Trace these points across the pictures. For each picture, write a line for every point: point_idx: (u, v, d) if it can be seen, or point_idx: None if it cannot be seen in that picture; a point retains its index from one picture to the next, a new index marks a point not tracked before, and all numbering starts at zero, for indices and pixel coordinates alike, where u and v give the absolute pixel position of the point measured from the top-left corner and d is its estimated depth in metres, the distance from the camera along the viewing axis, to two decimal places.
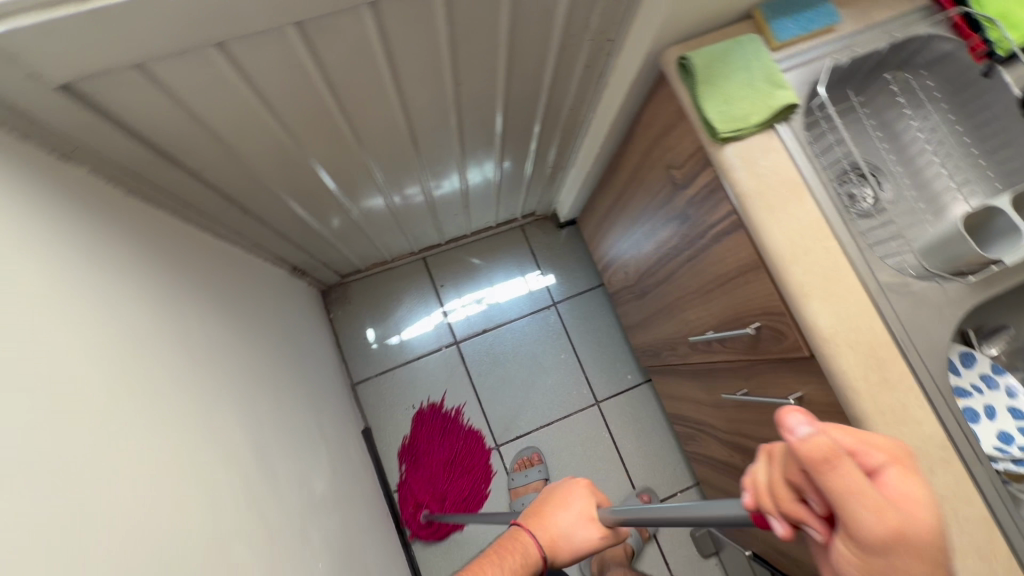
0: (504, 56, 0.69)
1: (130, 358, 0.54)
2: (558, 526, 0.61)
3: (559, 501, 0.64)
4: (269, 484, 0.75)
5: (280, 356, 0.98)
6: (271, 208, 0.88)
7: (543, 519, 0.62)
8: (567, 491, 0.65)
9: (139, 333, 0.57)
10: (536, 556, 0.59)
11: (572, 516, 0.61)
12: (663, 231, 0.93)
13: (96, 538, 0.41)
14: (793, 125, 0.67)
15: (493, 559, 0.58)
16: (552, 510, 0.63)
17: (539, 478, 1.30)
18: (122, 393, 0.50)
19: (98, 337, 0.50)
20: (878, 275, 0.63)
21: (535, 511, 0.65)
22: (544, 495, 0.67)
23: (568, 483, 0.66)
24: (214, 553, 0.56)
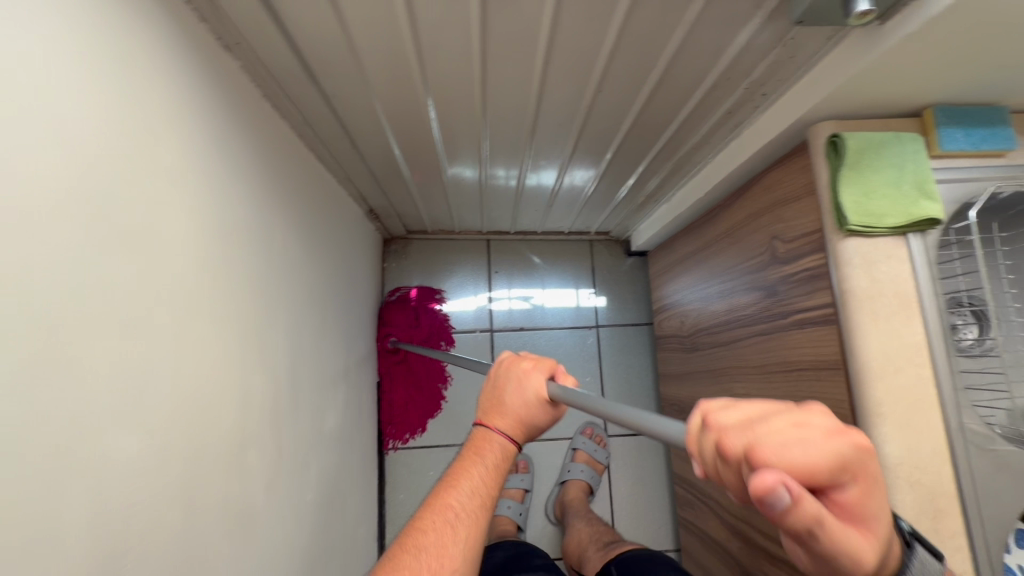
0: (655, 76, 0.67)
1: (209, 255, 0.55)
2: (519, 415, 0.61)
3: (509, 390, 0.62)
4: (292, 405, 0.77)
5: (334, 289, 1.00)
6: (376, 149, 0.90)
7: (503, 414, 0.62)
8: (512, 377, 0.62)
9: (227, 230, 0.58)
10: (509, 447, 0.61)
11: (525, 403, 0.61)
12: (741, 294, 0.90)
13: (128, 422, 0.41)
14: (926, 241, 0.63)
15: (469, 463, 0.60)
16: (506, 401, 0.62)
17: (519, 486, 1.34)
18: (191, 287, 0.51)
19: (192, 225, 0.51)
20: (965, 422, 0.59)
21: (494, 402, 0.64)
22: (494, 382, 0.65)
23: (513, 367, 0.63)
24: (232, 454, 0.58)
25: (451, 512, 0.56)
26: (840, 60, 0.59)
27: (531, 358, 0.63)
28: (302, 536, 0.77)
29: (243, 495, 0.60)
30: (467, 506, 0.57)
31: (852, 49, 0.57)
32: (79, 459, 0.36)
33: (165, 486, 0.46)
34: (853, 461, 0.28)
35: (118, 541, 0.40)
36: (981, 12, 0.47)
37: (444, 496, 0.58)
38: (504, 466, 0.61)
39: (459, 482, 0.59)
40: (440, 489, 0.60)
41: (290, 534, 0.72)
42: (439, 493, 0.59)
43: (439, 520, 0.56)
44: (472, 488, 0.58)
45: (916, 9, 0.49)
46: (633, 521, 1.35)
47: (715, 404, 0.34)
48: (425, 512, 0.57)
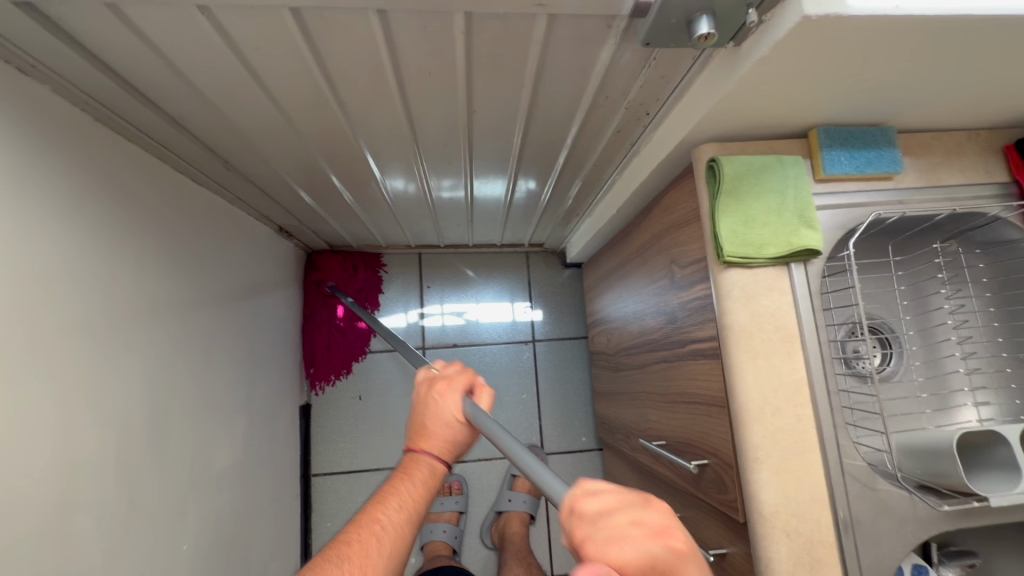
0: (526, 97, 0.62)
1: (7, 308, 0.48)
2: (443, 435, 0.59)
3: (432, 410, 0.60)
4: (156, 452, 0.71)
5: (229, 316, 0.94)
6: (260, 170, 0.84)
7: (428, 435, 0.60)
8: (433, 395, 0.61)
9: (38, 275, 0.52)
10: (438, 468, 0.59)
11: (447, 422, 0.59)
12: (650, 316, 0.86)
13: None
14: (809, 271, 0.59)
15: (396, 484, 0.56)
16: (428, 420, 0.60)
17: (453, 508, 1.29)
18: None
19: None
20: (845, 463, 0.56)
21: (418, 424, 0.61)
22: (416, 406, 0.63)
23: (430, 389, 0.62)
24: (48, 522, 0.52)
25: (374, 531, 0.51)
26: (709, 81, 0.55)
27: (447, 377, 0.62)
28: None
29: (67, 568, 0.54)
30: (393, 524, 0.53)
31: (717, 70, 0.53)
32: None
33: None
34: (666, 565, 0.28)
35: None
36: (829, 35, 0.43)
37: (370, 514, 0.53)
38: (432, 487, 0.57)
39: (387, 500, 0.55)
40: (365, 509, 0.55)
41: None
42: (364, 513, 0.54)
43: (363, 540, 0.50)
44: (400, 505, 0.55)
45: (763, 32, 0.45)
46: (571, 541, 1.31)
47: (586, 488, 0.34)
48: (346, 533, 0.52)
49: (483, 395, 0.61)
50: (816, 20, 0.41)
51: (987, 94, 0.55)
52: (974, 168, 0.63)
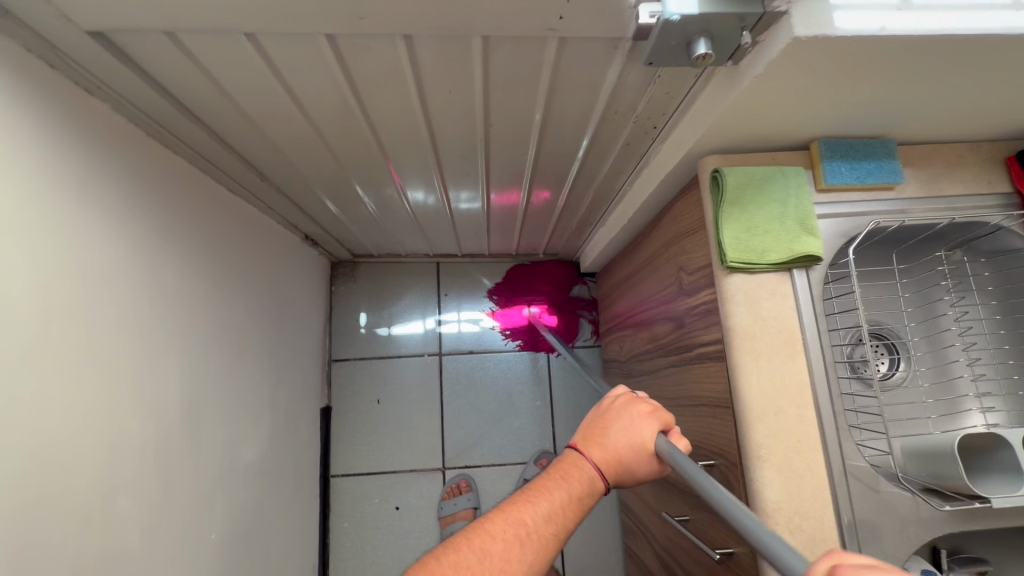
0: (541, 113, 0.67)
1: (65, 300, 0.53)
2: (620, 458, 0.53)
3: (617, 425, 0.55)
4: (189, 442, 0.75)
5: (259, 319, 0.99)
6: (291, 182, 0.89)
7: (604, 449, 0.54)
8: (626, 413, 0.57)
9: (94, 271, 0.58)
10: (598, 486, 0.52)
11: (633, 448, 0.53)
12: (661, 323, 0.89)
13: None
14: (810, 276, 0.62)
15: (553, 482, 0.51)
16: (612, 434, 0.55)
17: (467, 506, 1.28)
18: (29, 338, 0.49)
19: (36, 273, 0.50)
20: (847, 464, 0.57)
21: (595, 433, 0.56)
22: (600, 416, 0.58)
23: (628, 409, 0.57)
24: (95, 503, 0.57)
25: (524, 526, 0.47)
26: (711, 97, 0.58)
27: (648, 404, 0.57)
28: None
29: (108, 545, 0.58)
30: (542, 531, 0.47)
31: (718, 88, 0.56)
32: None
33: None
34: None
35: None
36: (818, 54, 0.46)
37: (522, 506, 0.48)
38: (589, 503, 0.51)
39: (542, 496, 0.49)
40: (516, 498, 0.50)
41: None
42: (514, 502, 0.49)
43: (505, 532, 0.46)
44: (552, 510, 0.48)
45: (758, 52, 0.48)
46: (584, 549, 1.32)
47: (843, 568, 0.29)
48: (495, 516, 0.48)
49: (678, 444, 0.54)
50: (806, 41, 0.44)
51: (982, 108, 0.58)
52: (974, 180, 0.65)
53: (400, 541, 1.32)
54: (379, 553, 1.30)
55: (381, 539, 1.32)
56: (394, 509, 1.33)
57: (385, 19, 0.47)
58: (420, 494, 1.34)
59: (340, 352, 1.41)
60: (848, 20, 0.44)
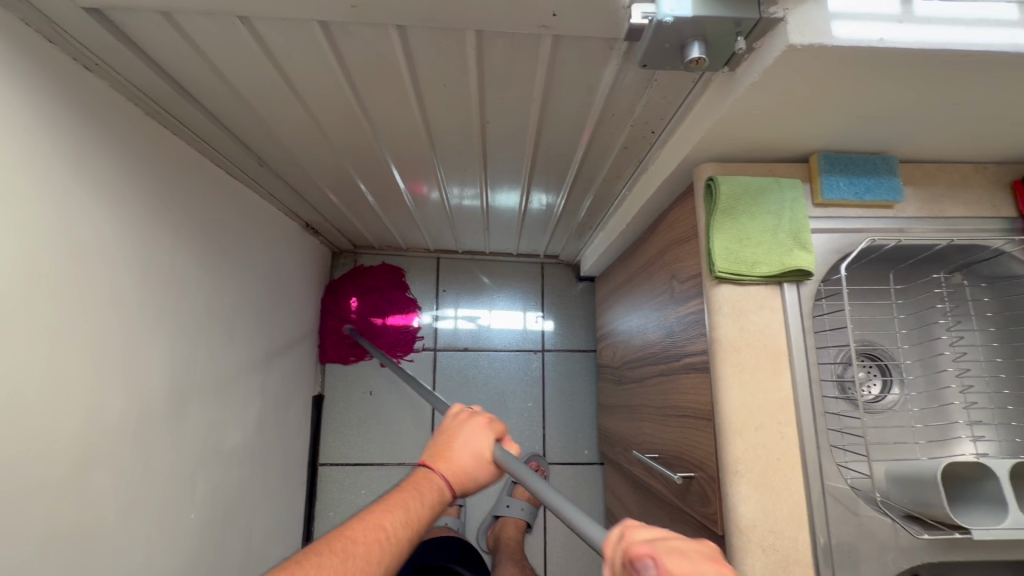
0: (537, 112, 0.66)
1: (50, 272, 0.54)
2: (465, 464, 0.59)
3: (461, 438, 0.61)
4: (173, 422, 0.76)
5: (254, 304, 1.00)
6: (290, 170, 0.90)
7: (449, 458, 0.59)
8: (467, 428, 0.63)
9: (81, 245, 0.58)
10: (446, 493, 0.57)
11: (475, 453, 0.60)
12: (652, 330, 0.88)
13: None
14: (802, 291, 0.60)
15: (404, 493, 0.54)
16: (456, 448, 0.60)
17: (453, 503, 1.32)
18: (9, 307, 0.49)
19: (22, 244, 0.50)
20: (829, 486, 0.56)
21: (441, 448, 0.61)
22: (443, 433, 0.64)
23: (467, 421, 0.64)
24: (70, 478, 0.57)
25: (378, 536, 0.48)
26: (708, 103, 0.57)
27: (484, 416, 0.65)
28: (176, 557, 0.76)
29: (81, 518, 0.59)
30: (397, 538, 0.49)
31: (715, 94, 0.55)
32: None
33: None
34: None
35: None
36: (816, 63, 0.45)
37: (377, 517, 0.50)
38: (437, 511, 0.55)
39: (396, 507, 0.52)
40: (371, 509, 0.52)
41: (150, 556, 0.70)
42: (371, 513, 0.51)
43: (364, 541, 0.47)
44: (407, 517, 0.51)
45: (754, 58, 0.48)
46: (567, 554, 1.31)
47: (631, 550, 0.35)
48: (351, 527, 0.49)
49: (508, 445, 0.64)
50: (803, 49, 0.43)
51: (986, 129, 0.56)
52: (978, 202, 0.63)
53: None
54: None
55: None
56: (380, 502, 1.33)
57: (377, 9, 0.47)
58: None
59: None
60: (847, 29, 0.43)
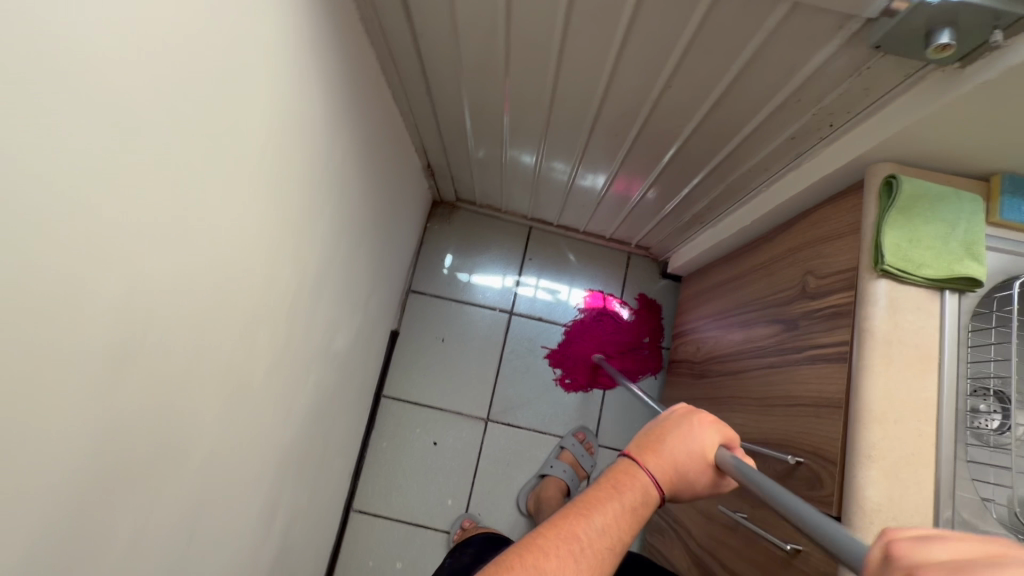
0: (725, 83, 0.69)
1: (269, 126, 0.59)
2: (677, 466, 0.53)
3: (674, 435, 0.55)
4: (311, 308, 0.82)
5: (378, 226, 1.06)
6: (448, 99, 0.96)
7: (660, 457, 0.54)
8: (682, 425, 0.56)
9: (291, 109, 0.63)
10: (654, 494, 0.52)
11: (691, 455, 0.53)
12: (762, 325, 0.89)
13: (147, 241, 0.44)
14: (961, 301, 0.61)
15: (606, 493, 0.51)
16: (668, 444, 0.54)
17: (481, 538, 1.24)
18: (245, 152, 0.55)
19: (259, 91, 0.55)
20: (957, 490, 0.57)
21: (650, 442, 0.56)
22: (653, 424, 0.58)
23: (683, 417, 0.58)
24: (246, 324, 0.63)
25: (575, 542, 0.46)
26: (912, 101, 0.59)
27: (704, 414, 0.57)
28: (287, 429, 0.82)
29: (244, 361, 0.64)
30: (596, 545, 0.47)
31: (926, 91, 0.57)
32: (86, 253, 0.38)
33: (175, 313, 0.49)
34: None
35: (116, 338, 0.43)
36: None
37: (573, 520, 0.48)
38: (643, 515, 0.51)
39: (595, 510, 0.49)
40: (568, 508, 0.50)
41: (274, 419, 0.76)
42: (568, 513, 0.49)
43: (560, 545, 0.46)
44: (606, 522, 0.49)
45: (996, 58, 0.50)
46: None
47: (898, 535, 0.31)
48: (547, 527, 0.48)
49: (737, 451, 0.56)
50: None
51: None
52: None
53: (431, 475, 1.36)
54: (410, 478, 1.36)
55: (414, 466, 1.37)
56: (431, 444, 1.38)
57: None
58: (460, 437, 1.39)
59: (419, 284, 1.47)
60: None
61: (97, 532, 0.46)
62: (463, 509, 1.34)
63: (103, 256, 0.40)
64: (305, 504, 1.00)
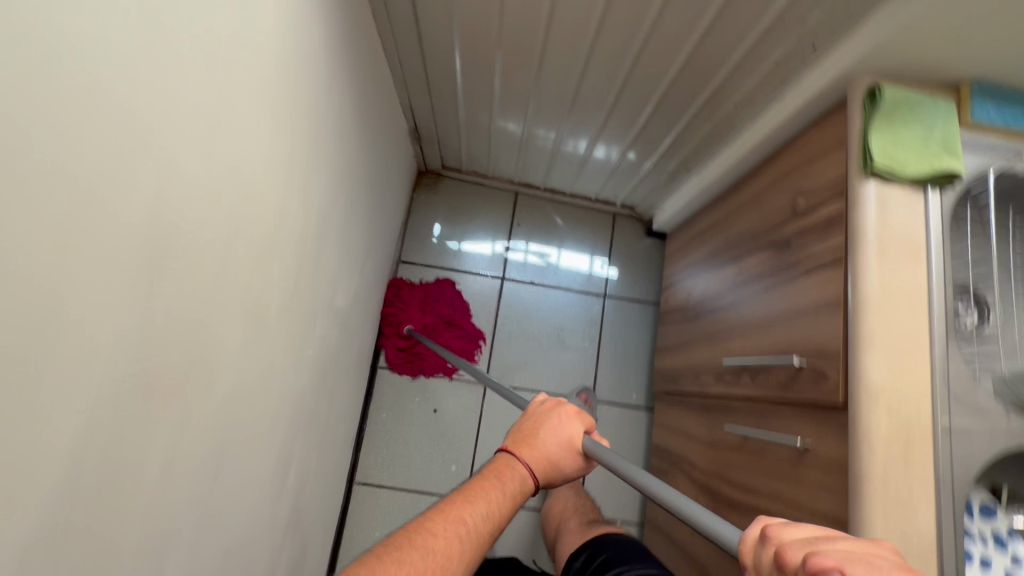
0: (715, 10, 0.72)
1: (279, 48, 0.58)
2: (550, 454, 0.62)
3: (547, 427, 0.64)
4: (318, 255, 0.81)
5: (373, 184, 1.05)
6: (439, 51, 0.97)
7: (534, 447, 0.62)
8: (554, 416, 0.66)
9: (295, 33, 0.62)
10: (529, 481, 0.60)
11: (560, 442, 0.63)
12: (754, 254, 0.93)
13: (189, 142, 0.43)
14: (942, 197, 0.66)
15: (489, 482, 0.58)
16: (541, 436, 0.63)
17: None
18: (262, 70, 0.54)
19: (268, 6, 0.54)
20: (951, 366, 0.62)
21: (525, 435, 0.65)
22: (528, 420, 0.67)
23: (553, 409, 0.67)
24: (262, 257, 0.62)
25: (460, 528, 0.53)
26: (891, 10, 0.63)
27: (571, 407, 0.67)
28: (297, 381, 0.81)
29: (261, 296, 0.63)
30: (477, 530, 0.54)
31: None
32: (129, 131, 0.36)
33: (209, 228, 0.49)
34: None
35: (160, 238, 0.42)
36: None
37: (459, 509, 0.54)
38: (520, 499, 0.59)
39: (478, 497, 0.56)
40: (453, 499, 0.56)
41: (287, 368, 0.76)
42: (453, 503, 0.55)
43: (447, 532, 0.52)
44: (488, 508, 0.56)
45: None
46: (604, 486, 1.36)
47: (778, 520, 0.35)
48: (435, 517, 0.53)
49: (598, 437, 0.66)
50: None
51: None
52: None
53: (432, 442, 1.36)
54: (411, 448, 1.35)
55: (414, 436, 1.36)
56: (431, 411, 1.37)
57: None
58: (459, 403, 1.39)
59: (409, 254, 1.46)
60: None
61: (141, 448, 0.45)
62: (467, 474, 1.35)
63: (141, 138, 0.37)
64: (314, 467, 0.98)
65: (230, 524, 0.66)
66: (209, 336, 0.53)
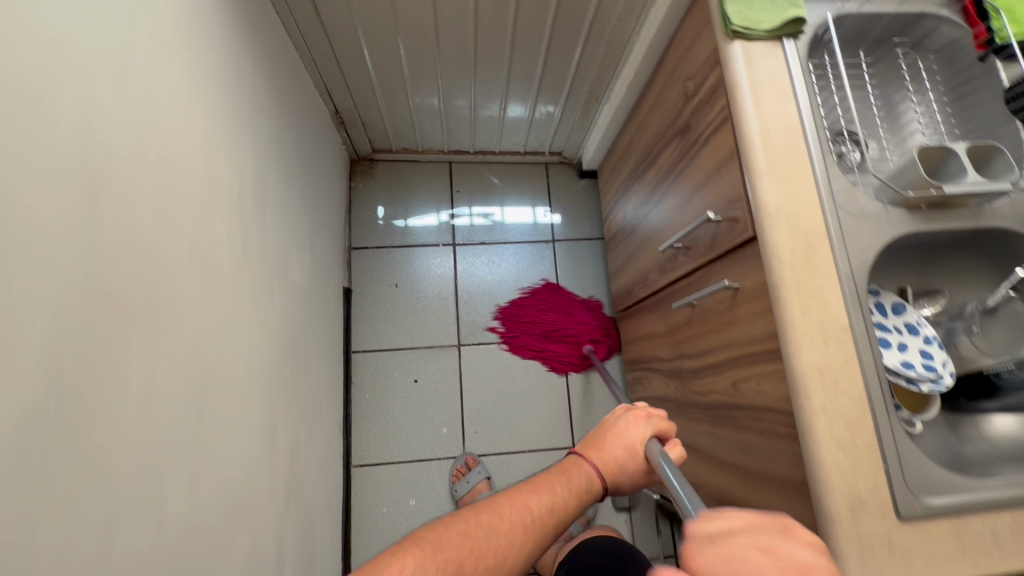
0: None
1: (173, 12, 0.61)
2: (616, 457, 0.65)
3: (614, 430, 0.67)
4: (260, 223, 0.84)
5: (303, 163, 1.09)
6: (341, 30, 1.01)
7: (601, 449, 0.66)
8: (624, 420, 0.68)
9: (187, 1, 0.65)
10: (596, 481, 0.63)
11: (627, 446, 0.65)
12: (666, 146, 1.01)
13: (87, 84, 0.46)
14: (797, 44, 0.75)
15: (556, 476, 0.62)
16: (608, 440, 0.66)
17: (479, 479, 1.29)
18: (155, 29, 0.58)
19: None
20: (832, 180, 0.71)
21: (595, 440, 0.68)
22: (600, 425, 0.70)
23: (626, 414, 0.69)
24: (201, 216, 0.65)
25: (524, 515, 0.57)
26: None
27: (644, 412, 0.69)
28: (266, 347, 0.84)
29: (209, 255, 0.67)
30: (542, 519, 0.58)
31: None
32: (20, 63, 0.39)
33: (132, 174, 0.52)
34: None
35: (81, 171, 0.45)
36: None
37: (524, 497, 0.59)
38: (586, 498, 0.62)
39: (543, 490, 0.60)
40: (521, 489, 0.61)
41: (252, 333, 0.79)
42: (521, 492, 0.60)
43: (512, 517, 0.56)
44: (553, 499, 0.59)
45: None
46: (589, 414, 1.44)
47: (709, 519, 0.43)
48: (501, 502, 0.58)
49: (672, 448, 0.66)
50: None
51: None
52: None
53: (418, 411, 1.39)
54: (399, 422, 1.38)
55: (400, 409, 1.39)
56: (412, 382, 1.41)
57: None
58: (436, 369, 1.42)
59: (359, 240, 1.49)
60: None
61: (113, 379, 0.48)
62: (459, 433, 1.39)
63: (33, 70, 0.40)
64: (304, 442, 1.01)
65: (227, 479, 0.69)
66: (162, 284, 0.56)
